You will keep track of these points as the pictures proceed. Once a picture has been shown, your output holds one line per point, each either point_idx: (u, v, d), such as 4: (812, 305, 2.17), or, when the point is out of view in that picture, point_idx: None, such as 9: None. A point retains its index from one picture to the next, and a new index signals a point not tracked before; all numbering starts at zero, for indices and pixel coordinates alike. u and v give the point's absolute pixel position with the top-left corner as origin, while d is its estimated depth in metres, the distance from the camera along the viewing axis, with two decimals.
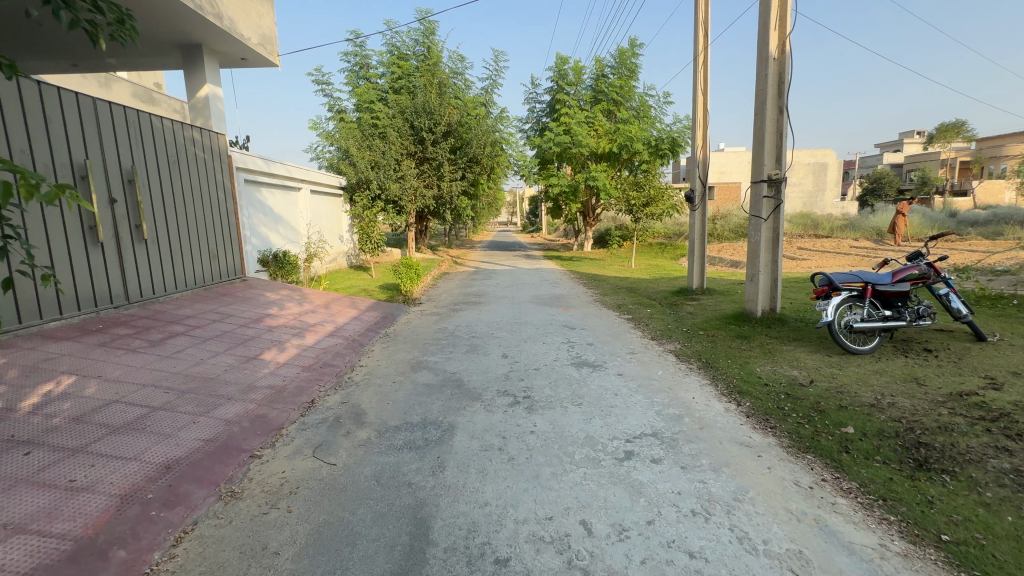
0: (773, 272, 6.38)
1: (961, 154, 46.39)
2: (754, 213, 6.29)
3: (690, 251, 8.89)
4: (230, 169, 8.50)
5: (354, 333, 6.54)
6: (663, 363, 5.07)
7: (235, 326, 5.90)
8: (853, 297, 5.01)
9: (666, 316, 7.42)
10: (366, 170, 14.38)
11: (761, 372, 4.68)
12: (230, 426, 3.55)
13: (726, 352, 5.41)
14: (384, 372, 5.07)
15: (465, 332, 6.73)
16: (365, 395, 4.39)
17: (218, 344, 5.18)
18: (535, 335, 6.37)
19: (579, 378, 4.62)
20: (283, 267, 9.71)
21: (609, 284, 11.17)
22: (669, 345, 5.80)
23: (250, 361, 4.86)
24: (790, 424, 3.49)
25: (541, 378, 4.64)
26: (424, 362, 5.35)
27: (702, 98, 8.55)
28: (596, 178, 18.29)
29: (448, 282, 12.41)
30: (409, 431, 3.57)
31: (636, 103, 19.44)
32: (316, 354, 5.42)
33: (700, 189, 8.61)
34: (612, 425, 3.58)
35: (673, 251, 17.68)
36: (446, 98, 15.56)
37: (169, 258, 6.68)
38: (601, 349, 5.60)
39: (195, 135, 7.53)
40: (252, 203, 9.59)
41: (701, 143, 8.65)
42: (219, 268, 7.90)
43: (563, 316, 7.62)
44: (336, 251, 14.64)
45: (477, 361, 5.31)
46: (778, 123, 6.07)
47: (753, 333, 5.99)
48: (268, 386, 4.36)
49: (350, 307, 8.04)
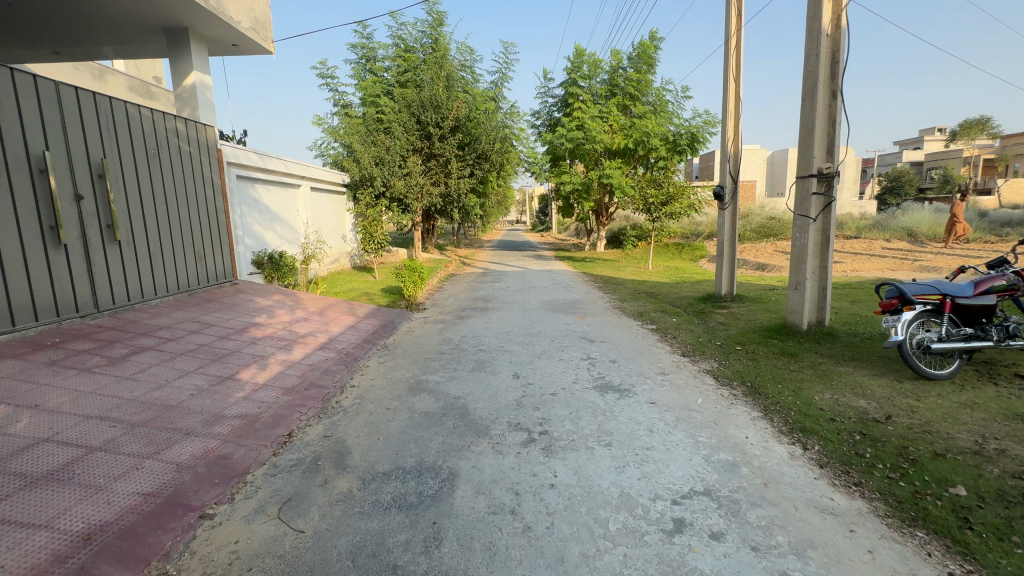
0: (822, 280, 5.61)
1: (987, 152, 44.75)
2: (801, 213, 5.53)
3: (719, 253, 8.13)
4: (220, 164, 7.89)
5: (349, 346, 5.88)
6: (702, 388, 4.34)
7: (215, 338, 5.27)
8: (928, 312, 4.23)
9: (694, 327, 6.67)
10: (370, 166, 13.58)
11: (821, 403, 3.92)
12: (182, 474, 2.89)
13: (772, 374, 4.66)
14: (378, 396, 4.39)
15: (472, 345, 6.04)
16: (352, 428, 3.71)
17: (190, 361, 4.55)
18: (550, 349, 5.67)
19: (605, 408, 3.92)
20: (279, 270, 9.09)
21: (627, 288, 10.43)
22: (704, 364, 5.08)
23: (223, 383, 4.21)
24: (878, 481, 2.76)
25: (560, 407, 3.95)
26: (425, 383, 4.68)
27: (734, 86, 7.78)
28: (610, 176, 17.50)
29: (454, 285, 11.73)
30: (400, 483, 2.89)
31: (653, 97, 18.59)
32: (302, 373, 4.76)
33: (730, 186, 7.85)
34: (652, 477, 2.86)
35: (690, 252, 16.84)
36: (454, 91, 14.89)
37: (148, 262, 6.09)
38: (626, 369, 4.87)
39: (180, 127, 6.92)
40: (246, 200, 8.97)
41: (732, 136, 7.85)
42: (206, 270, 7.31)
43: (580, 326, 6.89)
44: (338, 251, 14.04)
45: (485, 382, 4.62)
46: (830, 110, 5.30)
47: (800, 350, 5.23)
48: (239, 415, 3.70)
49: (347, 314, 7.40)
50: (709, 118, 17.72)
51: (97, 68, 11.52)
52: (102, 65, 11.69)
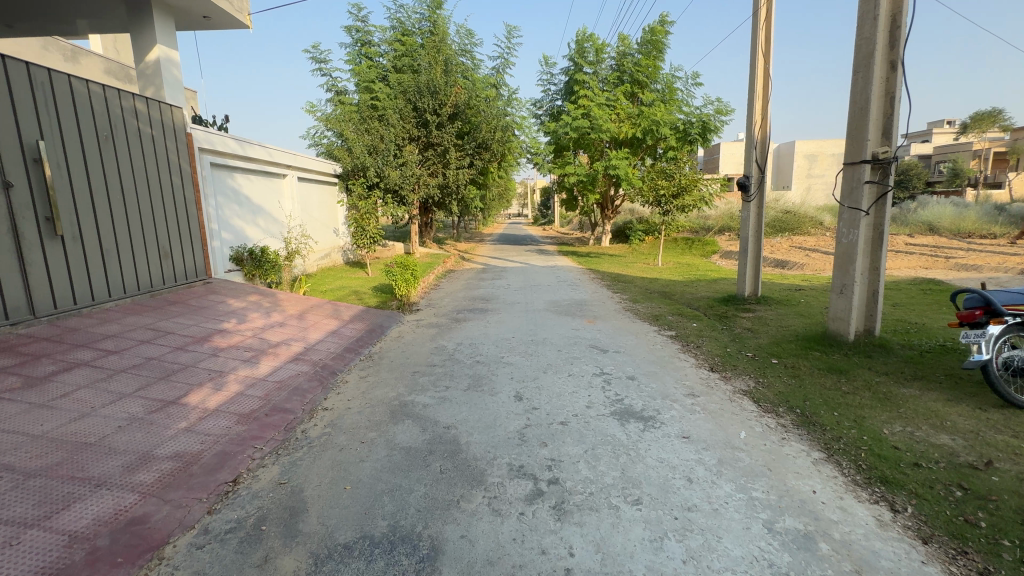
0: (871, 283, 4.85)
1: (997, 144, 43.69)
2: (851, 205, 4.75)
3: (741, 250, 7.37)
4: (190, 151, 7.13)
5: (327, 356, 5.14)
6: (742, 416, 3.60)
7: (169, 350, 4.53)
8: (1019, 325, 3.49)
9: (719, 334, 5.92)
10: (364, 156, 12.84)
11: (895, 440, 3.18)
12: (72, 551, 2.15)
13: (823, 398, 3.91)
14: (352, 424, 3.65)
15: (468, 355, 5.29)
16: (314, 473, 2.97)
17: (129, 380, 3.81)
18: (558, 362, 4.94)
19: (628, 444, 3.19)
20: (260, 267, 8.32)
21: (638, 287, 9.64)
22: (738, 382, 4.34)
23: (163, 409, 3.47)
24: (1012, 571, 2.02)
25: (572, 443, 3.22)
26: (410, 406, 3.94)
27: (763, 64, 6.97)
28: (616, 167, 16.71)
29: (452, 282, 11.00)
30: (364, 564, 2.15)
31: (661, 85, 17.73)
32: (266, 394, 4.02)
33: (757, 176, 7.06)
34: (702, 560, 2.12)
35: (701, 247, 16.03)
36: (453, 76, 14.04)
37: (99, 259, 5.36)
38: (647, 390, 4.14)
39: (139, 105, 6.13)
40: (222, 190, 8.19)
41: (758, 119, 7.06)
42: (174, 269, 6.58)
43: (590, 332, 6.15)
44: (329, 246, 13.30)
45: (481, 405, 3.90)
46: (888, 84, 4.52)
47: (849, 365, 4.47)
48: (173, 456, 2.97)
49: (330, 317, 6.68)
50: (722, 106, 16.86)
51: (69, 50, 10.75)
52: (74, 45, 10.91)
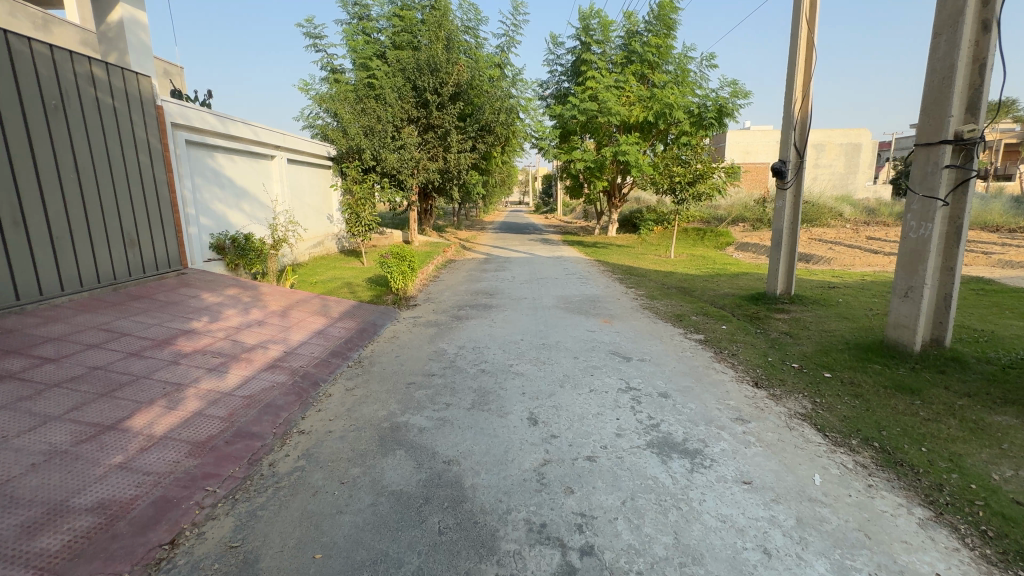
0: (942, 286, 4.18)
1: (1008, 135, 42.68)
2: (927, 193, 4.03)
3: (775, 245, 6.67)
4: (162, 126, 6.37)
5: (309, 363, 4.46)
6: (809, 452, 2.94)
7: (121, 356, 3.84)
8: None
9: (755, 339, 5.23)
10: (359, 137, 12.03)
11: (1013, 491, 2.52)
12: None
13: (900, 426, 3.24)
14: (332, 456, 2.98)
15: (471, 362, 4.61)
16: (277, 531, 2.30)
17: (62, 398, 3.12)
18: (576, 373, 4.25)
19: (676, 492, 2.52)
20: (244, 256, 7.63)
21: (652, 281, 8.93)
22: (792, 402, 3.68)
23: (97, 438, 2.80)
24: None
25: (605, 490, 2.55)
26: (403, 431, 3.26)
27: (807, 33, 6.16)
28: (626, 152, 15.85)
29: (452, 273, 10.31)
30: None
31: (673, 66, 16.83)
32: (230, 414, 3.34)
33: (795, 161, 6.33)
34: None
35: (714, 239, 15.30)
36: (455, 53, 13.15)
37: (47, 247, 4.64)
38: (686, 412, 3.48)
39: (97, 71, 5.35)
40: (200, 170, 7.45)
41: (799, 97, 6.30)
42: (141, 258, 5.87)
43: (609, 336, 5.47)
44: (321, 233, 12.57)
45: (490, 431, 3.22)
46: (978, 49, 3.78)
47: (922, 384, 3.80)
48: (95, 508, 2.30)
49: (317, 313, 6.00)
50: (738, 89, 15.95)
51: (40, 17, 9.87)
52: (46, 14, 10.05)
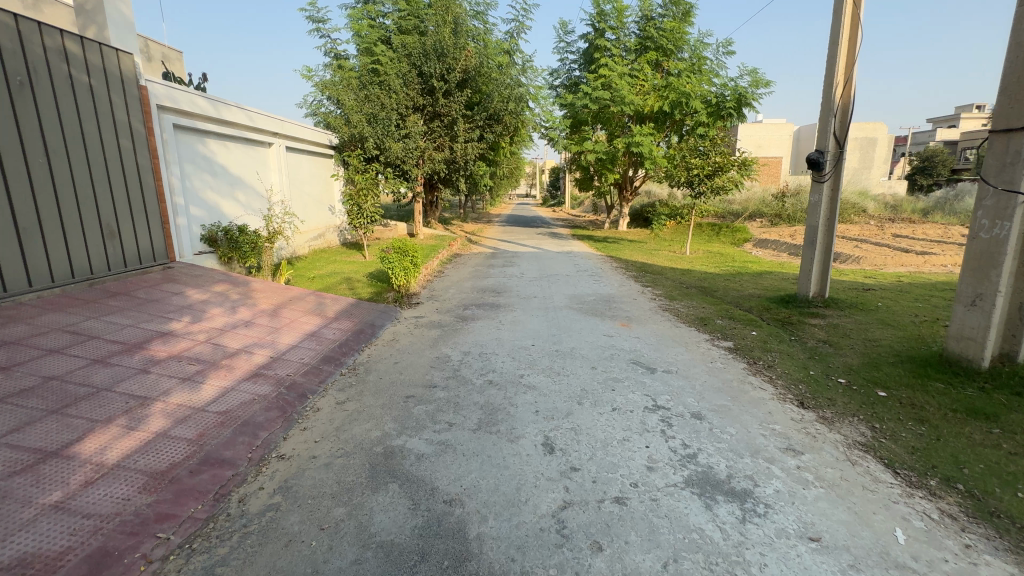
0: (1017, 293, 3.65)
1: None
2: (1005, 187, 3.49)
3: (808, 243, 6.11)
4: (146, 108, 5.91)
5: (297, 370, 4.01)
6: (883, 496, 2.44)
7: (84, 364, 3.41)
8: None
9: (791, 348, 4.73)
10: (361, 124, 11.47)
11: None
12: None
13: (985, 462, 2.74)
14: (314, 490, 2.53)
15: (478, 372, 4.15)
16: None
17: (3, 416, 2.69)
18: (596, 388, 3.76)
19: (729, 552, 2.05)
20: (238, 250, 7.12)
21: (670, 280, 8.41)
22: (848, 428, 3.17)
23: (35, 469, 2.36)
24: None
25: (640, 548, 2.08)
26: (398, 459, 2.80)
27: (852, 10, 5.56)
28: (640, 144, 15.17)
29: (457, 268, 9.83)
30: None
31: (689, 54, 16.13)
32: (200, 435, 2.90)
33: (834, 152, 5.77)
34: None
35: (730, 235, 14.71)
36: (463, 38, 12.58)
37: (10, 239, 4.20)
38: (726, 439, 2.99)
39: (70, 46, 4.88)
40: (190, 158, 7.01)
41: (840, 81, 5.72)
42: (122, 250, 5.44)
43: (628, 342, 4.97)
44: (321, 224, 12.14)
45: (498, 462, 2.75)
46: None
47: (997, 408, 3.28)
48: (12, 566, 1.85)
49: (311, 313, 5.55)
50: (757, 77, 15.20)
51: None
52: None
